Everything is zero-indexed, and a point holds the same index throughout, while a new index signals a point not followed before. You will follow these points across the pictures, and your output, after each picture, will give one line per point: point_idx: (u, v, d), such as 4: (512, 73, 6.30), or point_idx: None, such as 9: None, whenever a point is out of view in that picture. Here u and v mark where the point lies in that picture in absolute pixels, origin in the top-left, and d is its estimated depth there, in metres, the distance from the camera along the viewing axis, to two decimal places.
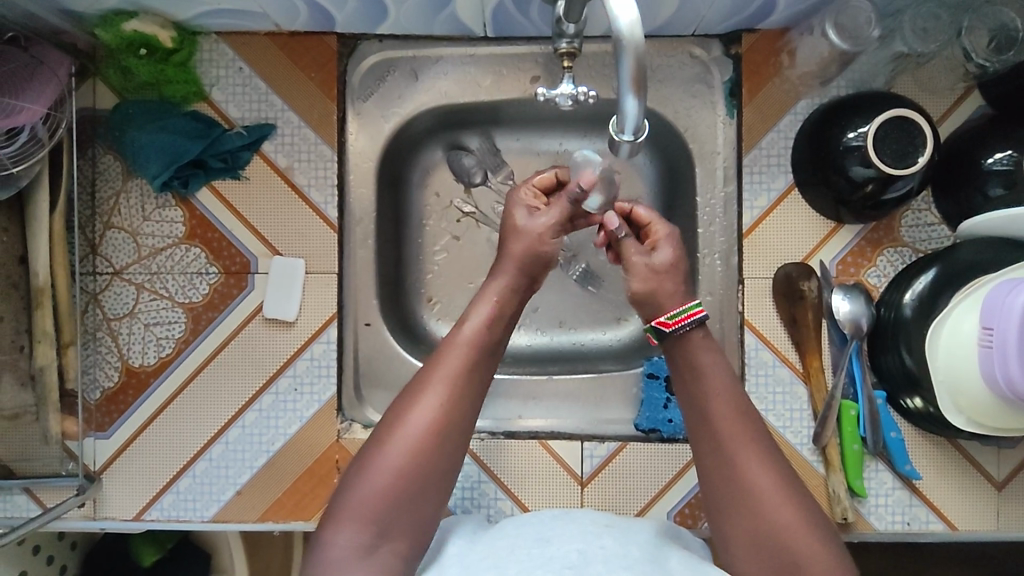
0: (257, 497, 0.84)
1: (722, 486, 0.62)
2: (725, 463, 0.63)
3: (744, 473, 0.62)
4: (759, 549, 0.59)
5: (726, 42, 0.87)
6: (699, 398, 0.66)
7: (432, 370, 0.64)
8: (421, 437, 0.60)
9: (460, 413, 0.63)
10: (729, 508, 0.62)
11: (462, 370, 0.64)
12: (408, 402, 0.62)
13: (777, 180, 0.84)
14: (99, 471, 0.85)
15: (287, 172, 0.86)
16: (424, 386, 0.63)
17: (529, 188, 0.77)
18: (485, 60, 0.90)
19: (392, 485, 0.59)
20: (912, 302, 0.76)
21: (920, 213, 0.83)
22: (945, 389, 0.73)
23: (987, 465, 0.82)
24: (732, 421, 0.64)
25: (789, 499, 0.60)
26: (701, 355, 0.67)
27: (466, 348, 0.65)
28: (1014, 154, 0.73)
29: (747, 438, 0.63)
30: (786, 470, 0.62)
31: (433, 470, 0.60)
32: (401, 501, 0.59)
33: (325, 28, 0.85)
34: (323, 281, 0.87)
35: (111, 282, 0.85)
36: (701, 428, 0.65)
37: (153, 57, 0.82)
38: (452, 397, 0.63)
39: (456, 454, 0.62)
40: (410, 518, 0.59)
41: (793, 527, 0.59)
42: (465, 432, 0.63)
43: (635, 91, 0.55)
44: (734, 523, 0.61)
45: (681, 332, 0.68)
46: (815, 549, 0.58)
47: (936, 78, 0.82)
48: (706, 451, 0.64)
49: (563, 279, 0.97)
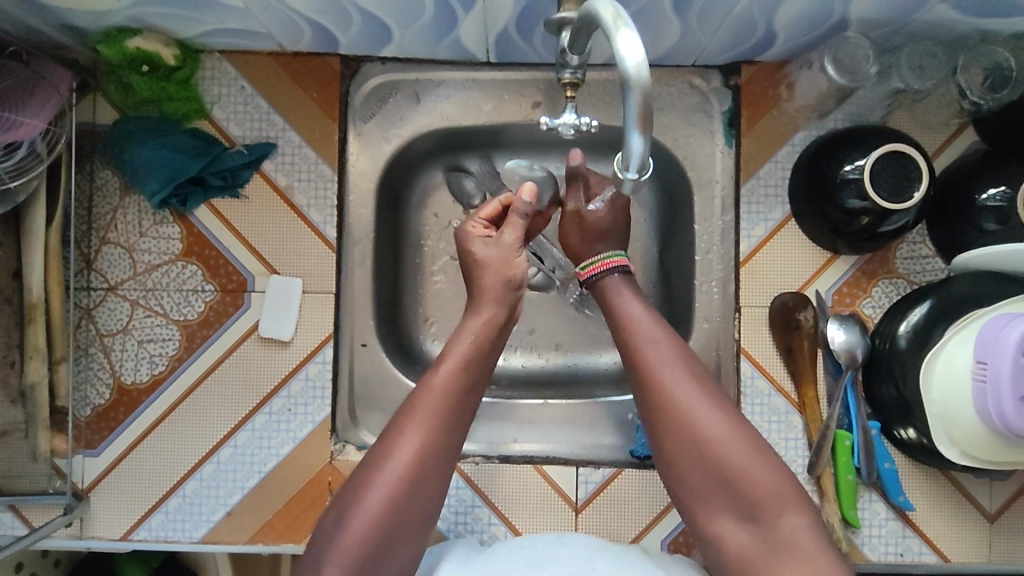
0: (247, 518, 0.84)
1: (651, 406, 0.65)
2: (650, 385, 0.65)
3: (671, 388, 0.64)
4: (686, 455, 0.62)
5: (726, 73, 0.88)
6: (625, 332, 0.69)
7: (416, 408, 0.64)
8: (403, 472, 0.61)
9: (440, 456, 0.63)
10: (660, 427, 0.64)
11: (441, 416, 0.64)
12: (390, 441, 0.63)
13: (774, 210, 0.85)
14: (87, 489, 0.84)
15: (287, 191, 0.86)
16: (410, 420, 0.63)
17: (478, 221, 0.80)
18: (488, 85, 0.90)
19: (374, 522, 0.60)
20: (906, 334, 0.77)
21: (915, 245, 0.84)
22: (939, 421, 0.73)
23: (979, 497, 0.82)
24: (655, 339, 0.67)
25: (723, 418, 0.62)
26: (615, 297, 0.73)
27: (453, 387, 0.66)
28: (1007, 191, 0.74)
29: (670, 355, 0.66)
30: (712, 384, 0.65)
31: (406, 520, 0.61)
32: (383, 540, 0.60)
33: (329, 50, 0.86)
34: (320, 300, 0.86)
35: (105, 297, 0.85)
36: (629, 356, 0.68)
37: (155, 74, 0.81)
38: (434, 432, 0.63)
39: (431, 500, 0.63)
40: (390, 556, 0.60)
41: (721, 438, 0.61)
42: (441, 481, 0.63)
43: (641, 129, 0.54)
44: (669, 441, 0.63)
45: (596, 278, 0.75)
46: (754, 469, 0.60)
47: (930, 113, 0.83)
48: (637, 379, 0.67)
49: (560, 302, 0.97)
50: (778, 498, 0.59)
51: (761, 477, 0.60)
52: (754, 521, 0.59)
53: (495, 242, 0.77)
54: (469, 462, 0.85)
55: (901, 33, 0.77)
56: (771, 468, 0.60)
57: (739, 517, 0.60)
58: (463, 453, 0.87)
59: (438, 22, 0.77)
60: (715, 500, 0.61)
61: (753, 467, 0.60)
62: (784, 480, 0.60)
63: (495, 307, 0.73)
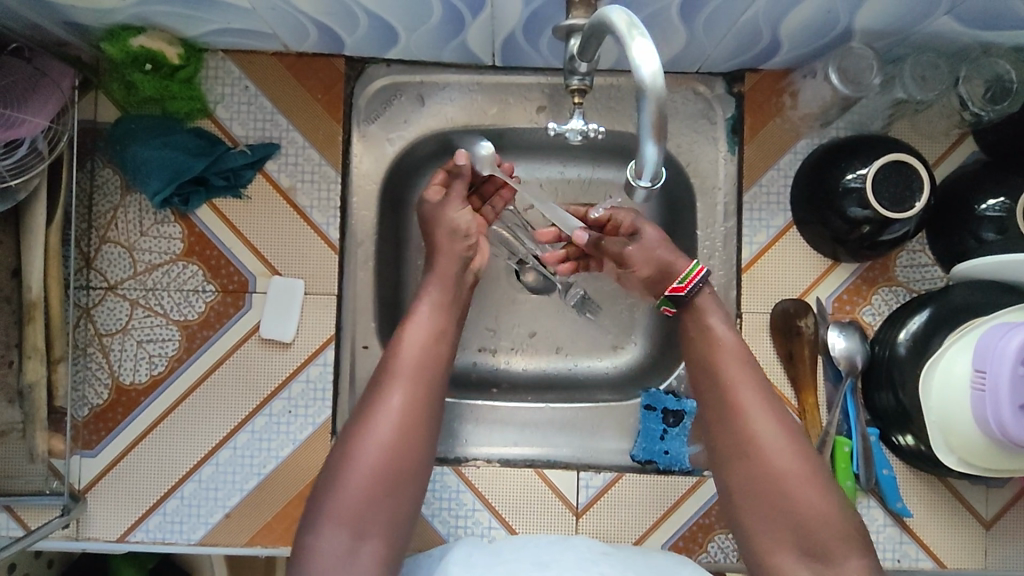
0: (245, 520, 0.83)
1: (729, 432, 0.67)
2: (728, 409, 0.68)
3: (748, 416, 0.67)
4: (752, 482, 0.65)
5: (730, 81, 0.89)
6: (704, 355, 0.72)
7: (395, 366, 0.70)
8: (394, 425, 0.67)
9: (419, 416, 0.68)
10: (730, 453, 0.67)
11: (416, 377, 0.70)
12: (377, 396, 0.69)
13: (775, 217, 0.86)
14: (84, 490, 0.83)
15: (290, 192, 0.86)
16: (392, 376, 0.70)
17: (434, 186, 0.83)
18: (492, 88, 0.90)
19: (369, 479, 0.64)
20: (906, 341, 0.78)
21: (914, 253, 0.85)
22: (938, 428, 0.74)
23: (976, 504, 0.83)
24: (734, 364, 0.70)
25: (791, 447, 0.65)
26: (706, 312, 0.74)
27: (419, 343, 0.72)
28: (1006, 201, 0.75)
29: (751, 384, 0.68)
30: (788, 418, 0.67)
31: (400, 477, 0.66)
32: (380, 493, 0.65)
33: (334, 51, 0.85)
34: (322, 302, 0.86)
35: (104, 297, 0.84)
36: (711, 378, 0.71)
37: (158, 72, 0.81)
38: (412, 391, 0.69)
39: (421, 457, 0.68)
40: (389, 507, 0.65)
41: (789, 469, 0.64)
42: (427, 439, 0.69)
43: (655, 139, 0.54)
44: (737, 468, 0.66)
45: (694, 290, 0.75)
46: (814, 498, 0.63)
47: (931, 123, 0.84)
48: (715, 402, 0.70)
49: (561, 306, 0.98)
50: (835, 530, 0.62)
51: (821, 508, 0.63)
52: (809, 553, 0.62)
53: (444, 204, 0.81)
54: (468, 466, 0.85)
55: (903, 44, 0.78)
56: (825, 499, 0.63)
57: (795, 548, 0.63)
58: (465, 456, 0.88)
59: (445, 26, 0.77)
60: (770, 528, 0.64)
61: (813, 497, 0.63)
62: (839, 513, 0.63)
63: (449, 259, 0.79)
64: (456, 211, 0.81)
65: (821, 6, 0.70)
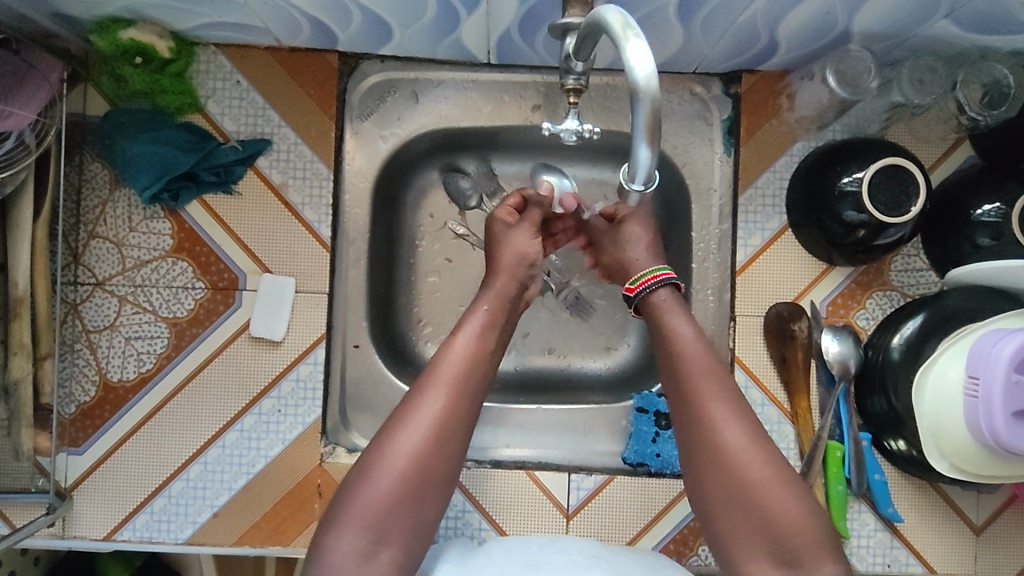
0: (234, 520, 0.82)
1: (697, 440, 0.66)
2: (699, 417, 0.66)
3: (713, 421, 0.65)
4: (731, 491, 0.63)
5: (727, 81, 0.88)
6: (672, 360, 0.70)
7: (437, 370, 0.68)
8: (429, 430, 0.64)
9: (455, 429, 0.65)
10: (701, 460, 0.65)
11: (458, 387, 0.67)
12: (415, 399, 0.66)
13: (771, 220, 0.85)
14: (70, 488, 0.82)
15: (282, 189, 0.85)
16: (431, 381, 0.67)
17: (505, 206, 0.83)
18: (487, 86, 0.90)
19: (393, 487, 0.62)
20: (899, 346, 0.77)
21: (909, 258, 0.85)
22: (929, 433, 0.74)
23: (967, 510, 0.83)
24: (700, 367, 0.68)
25: (760, 454, 0.64)
26: (662, 313, 0.73)
27: (466, 352, 0.69)
28: (1002, 207, 0.75)
29: (718, 390, 0.67)
30: (758, 426, 0.66)
31: (424, 486, 0.63)
32: (403, 501, 0.62)
33: (327, 46, 0.84)
34: (313, 301, 0.85)
35: (92, 293, 0.83)
36: (677, 383, 0.69)
37: (149, 66, 0.80)
38: (452, 400, 0.66)
39: (451, 466, 0.65)
40: (411, 515, 0.62)
41: (762, 478, 0.63)
42: (459, 451, 0.66)
43: (649, 141, 0.54)
44: (709, 476, 0.65)
45: (646, 292, 0.75)
46: (788, 506, 0.62)
47: (928, 127, 0.84)
48: (681, 409, 0.68)
49: (555, 306, 0.97)
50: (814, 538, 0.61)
51: (797, 516, 0.61)
52: (786, 560, 0.60)
53: (514, 227, 0.81)
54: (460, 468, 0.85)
55: (901, 47, 0.78)
56: (798, 506, 0.62)
57: (772, 556, 0.61)
58: None
59: (441, 23, 0.76)
60: (747, 535, 0.62)
61: (786, 504, 0.62)
62: (813, 519, 0.62)
63: None
64: (524, 238, 0.81)
65: (821, 8, 0.69)
